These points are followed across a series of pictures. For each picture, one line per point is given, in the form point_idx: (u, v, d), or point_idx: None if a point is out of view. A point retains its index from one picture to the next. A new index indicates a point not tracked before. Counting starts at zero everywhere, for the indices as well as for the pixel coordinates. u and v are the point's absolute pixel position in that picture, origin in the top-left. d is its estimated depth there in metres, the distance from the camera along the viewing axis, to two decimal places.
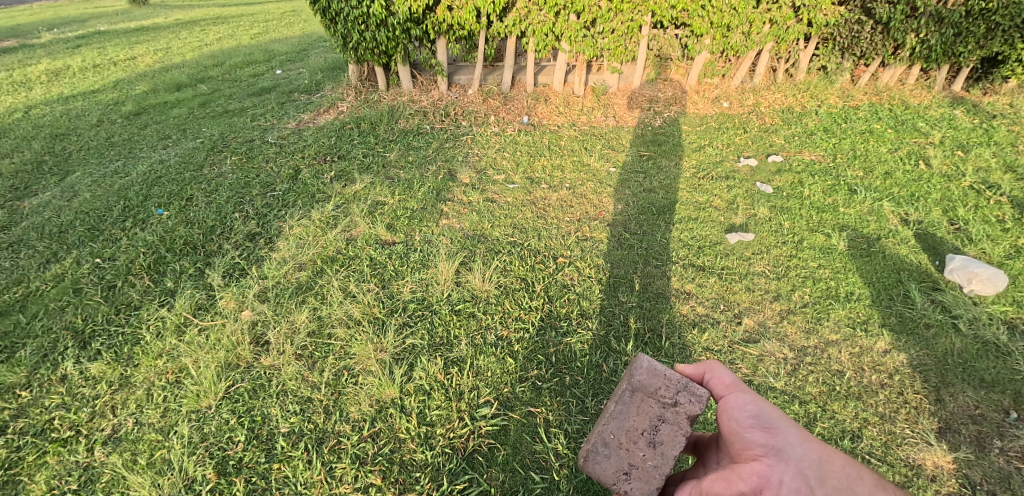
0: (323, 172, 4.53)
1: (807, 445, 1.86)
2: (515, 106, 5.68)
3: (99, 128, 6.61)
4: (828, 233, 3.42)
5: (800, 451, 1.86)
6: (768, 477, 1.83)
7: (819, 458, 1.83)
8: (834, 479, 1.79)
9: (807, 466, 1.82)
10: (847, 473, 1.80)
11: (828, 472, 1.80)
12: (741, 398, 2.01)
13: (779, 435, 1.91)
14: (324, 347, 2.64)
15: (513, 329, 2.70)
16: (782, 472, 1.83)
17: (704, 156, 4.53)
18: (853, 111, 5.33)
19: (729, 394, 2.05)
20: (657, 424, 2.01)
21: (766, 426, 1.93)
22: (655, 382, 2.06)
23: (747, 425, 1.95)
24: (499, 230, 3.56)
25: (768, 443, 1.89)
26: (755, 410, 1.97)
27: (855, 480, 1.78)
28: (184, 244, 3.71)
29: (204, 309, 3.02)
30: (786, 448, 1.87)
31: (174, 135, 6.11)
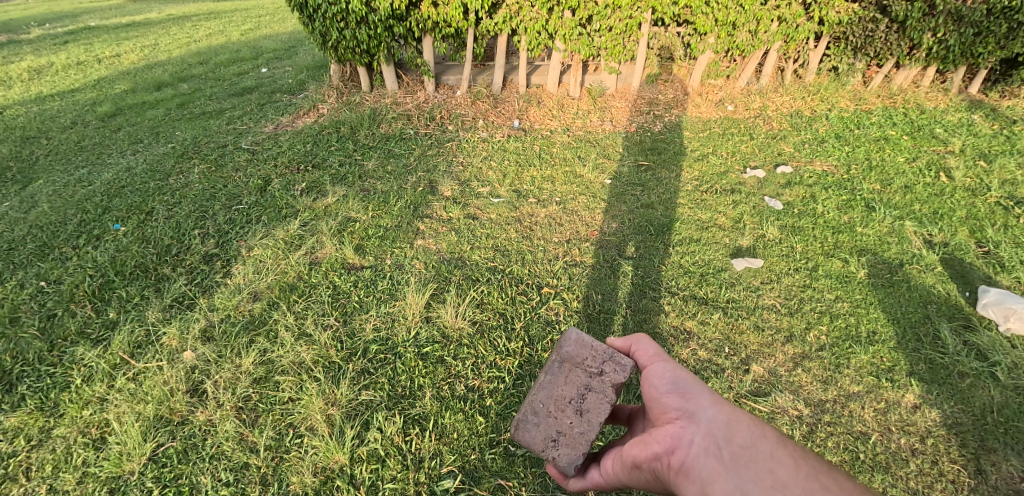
0: (295, 183, 4.16)
1: (721, 408, 1.58)
2: (505, 109, 5.30)
3: (70, 129, 6.22)
4: (845, 258, 3.07)
5: (712, 413, 1.57)
6: (676, 440, 1.56)
7: (733, 420, 1.54)
8: (745, 441, 1.48)
9: (718, 428, 1.53)
10: (762, 437, 1.49)
11: (740, 434, 1.50)
12: (662, 365, 1.79)
13: (693, 400, 1.64)
14: (270, 398, 2.32)
15: (486, 378, 2.38)
16: (690, 433, 1.56)
17: (707, 166, 4.17)
18: (866, 116, 4.95)
19: (650, 362, 1.83)
20: (584, 393, 1.97)
21: (681, 390, 1.68)
22: (582, 353, 2.04)
23: (663, 390, 1.71)
24: (479, 253, 3.22)
25: (682, 407, 1.64)
26: (672, 375, 1.73)
27: (770, 445, 1.47)
28: (135, 267, 3.36)
29: (143, 348, 2.70)
30: (698, 410, 1.60)
31: (145, 137, 5.72)
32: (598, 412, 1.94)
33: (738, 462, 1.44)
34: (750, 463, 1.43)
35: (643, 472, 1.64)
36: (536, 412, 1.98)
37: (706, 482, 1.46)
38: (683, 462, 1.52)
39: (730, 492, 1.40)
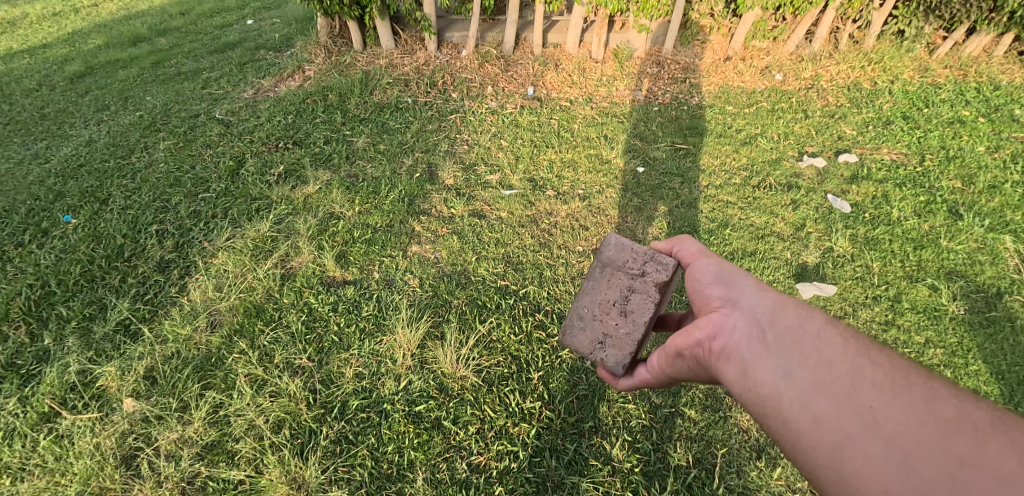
0: (271, 165, 3.52)
1: (767, 294, 1.32)
2: (517, 73, 4.54)
3: (22, 75, 5.44)
4: (933, 284, 2.53)
5: (756, 298, 1.32)
6: (716, 328, 1.33)
7: (779, 302, 1.28)
8: (789, 323, 1.23)
9: (762, 312, 1.28)
10: (810, 316, 1.24)
11: (785, 315, 1.25)
12: (706, 259, 1.56)
13: (736, 289, 1.38)
14: (223, 478, 1.86)
15: (494, 454, 1.88)
16: (728, 317, 1.32)
17: (757, 152, 3.51)
18: (935, 91, 4.14)
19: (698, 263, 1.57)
20: (626, 294, 1.83)
21: (723, 282, 1.43)
22: (624, 256, 1.88)
23: (707, 281, 1.48)
24: (487, 266, 2.65)
25: (726, 297, 1.38)
26: (714, 269, 1.48)
27: (816, 323, 1.22)
28: (80, 275, 2.77)
29: (76, 392, 2.20)
30: (740, 296, 1.36)
31: (103, 87, 4.96)
32: (643, 312, 1.80)
33: (784, 343, 1.20)
34: (792, 341, 1.19)
35: (685, 360, 1.43)
36: (581, 316, 1.88)
37: (746, 364, 1.23)
38: (725, 349, 1.29)
39: (773, 371, 1.18)
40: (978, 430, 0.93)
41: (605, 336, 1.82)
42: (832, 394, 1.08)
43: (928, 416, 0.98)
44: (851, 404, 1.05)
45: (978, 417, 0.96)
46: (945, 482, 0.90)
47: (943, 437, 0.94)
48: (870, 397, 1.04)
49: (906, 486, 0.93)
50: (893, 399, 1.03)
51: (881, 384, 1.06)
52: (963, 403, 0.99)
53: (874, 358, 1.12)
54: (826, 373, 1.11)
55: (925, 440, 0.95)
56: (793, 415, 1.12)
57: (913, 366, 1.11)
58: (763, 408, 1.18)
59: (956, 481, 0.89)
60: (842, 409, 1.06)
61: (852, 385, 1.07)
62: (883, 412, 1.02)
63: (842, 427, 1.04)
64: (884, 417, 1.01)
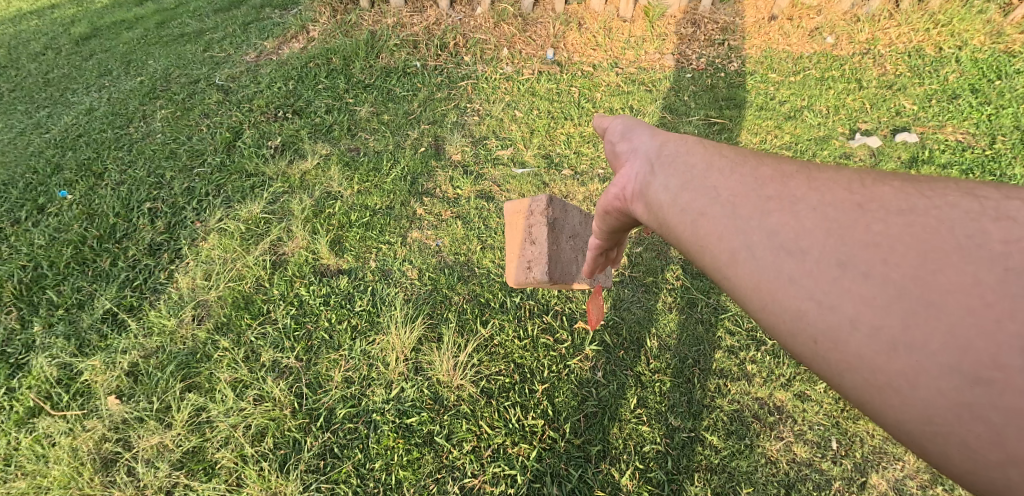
0: (270, 136, 3.33)
1: (638, 125, 1.11)
2: (536, 33, 4.13)
3: (26, 34, 5.24)
4: None
5: (627, 131, 1.12)
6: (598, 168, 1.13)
7: (648, 127, 1.08)
8: (659, 134, 1.02)
9: (631, 141, 1.09)
10: (667, 126, 1.05)
11: (649, 133, 1.05)
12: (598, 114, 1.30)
13: (611, 129, 1.18)
14: (201, 490, 1.84)
15: (489, 477, 1.79)
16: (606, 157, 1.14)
17: (802, 128, 3.14)
18: (1013, 57, 3.55)
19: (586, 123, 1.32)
20: (528, 229, 1.97)
21: (605, 128, 1.22)
22: (515, 209, 2.08)
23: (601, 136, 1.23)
24: (494, 258, 2.47)
25: (622, 145, 1.11)
26: (599, 120, 1.27)
27: (671, 128, 1.03)
28: (71, 257, 2.65)
29: (60, 386, 2.16)
30: (614, 132, 1.16)
31: (105, 48, 4.75)
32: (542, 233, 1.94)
33: (652, 152, 0.98)
34: (650, 149, 1.01)
35: (606, 216, 1.19)
36: (510, 262, 2.06)
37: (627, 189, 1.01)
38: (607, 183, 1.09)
39: (641, 182, 0.96)
40: (792, 166, 0.78)
41: (528, 264, 1.96)
42: (678, 173, 0.89)
43: (750, 165, 0.82)
44: (686, 173, 0.87)
45: (792, 156, 0.82)
46: (764, 214, 0.73)
47: (759, 175, 0.79)
48: (704, 164, 0.86)
49: (737, 232, 0.74)
50: (722, 159, 0.86)
51: (719, 152, 0.88)
52: (785, 152, 0.84)
53: (715, 137, 0.94)
54: (674, 158, 0.92)
55: (749, 185, 0.78)
56: (656, 212, 0.90)
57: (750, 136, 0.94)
58: (644, 224, 0.96)
59: (770, 211, 0.73)
60: (687, 186, 0.85)
61: (696, 163, 0.88)
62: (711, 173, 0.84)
63: (677, 198, 0.86)
64: (717, 178, 0.82)
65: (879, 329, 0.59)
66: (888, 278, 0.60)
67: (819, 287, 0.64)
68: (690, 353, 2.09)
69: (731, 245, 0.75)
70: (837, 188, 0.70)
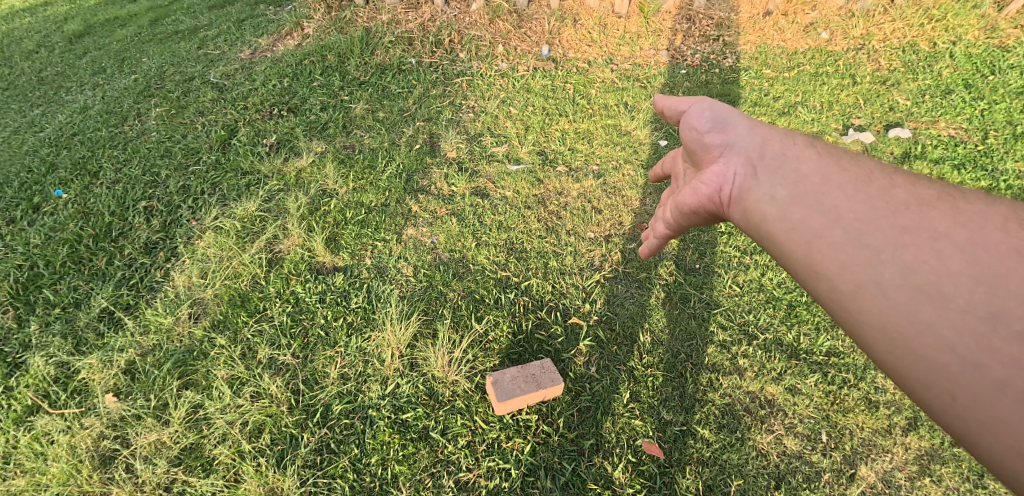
0: (265, 134, 3.34)
1: (757, 131, 1.32)
2: (531, 30, 4.13)
3: (19, 31, 5.22)
4: None
5: (746, 136, 1.32)
6: (715, 174, 1.34)
7: (768, 137, 1.30)
8: (780, 157, 1.24)
9: (753, 146, 1.30)
10: (791, 141, 1.27)
11: (773, 145, 1.27)
12: (699, 105, 1.45)
13: (724, 129, 1.37)
14: (198, 486, 1.86)
15: (484, 471, 1.81)
16: (722, 161, 1.34)
17: (795, 124, 3.16)
18: (1007, 51, 3.56)
19: (689, 108, 1.47)
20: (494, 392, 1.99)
21: (717, 124, 1.38)
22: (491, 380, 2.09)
23: (701, 133, 1.41)
24: (488, 254, 2.49)
25: (713, 136, 1.38)
26: (706, 110, 1.41)
27: (795, 146, 1.25)
28: (67, 256, 2.66)
29: (58, 385, 2.18)
30: (729, 134, 1.36)
31: (99, 46, 4.74)
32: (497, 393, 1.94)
33: (778, 176, 1.21)
34: (780, 168, 1.22)
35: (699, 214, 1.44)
36: None
37: (747, 201, 1.25)
38: (726, 192, 1.31)
39: (763, 201, 1.21)
40: (922, 212, 1.02)
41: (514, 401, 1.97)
42: (809, 206, 1.13)
43: (884, 200, 1.07)
44: (819, 202, 1.12)
45: (920, 201, 1.05)
46: (896, 252, 0.99)
47: (890, 217, 1.03)
48: (835, 201, 1.11)
49: (867, 267, 1.01)
50: (855, 192, 1.11)
51: (850, 189, 1.11)
52: (910, 195, 1.07)
53: (842, 169, 1.17)
54: (803, 188, 1.16)
55: (882, 226, 1.03)
56: (779, 233, 1.16)
57: (875, 166, 1.18)
58: (759, 235, 1.21)
59: (909, 254, 0.97)
60: (819, 218, 1.10)
61: (830, 198, 1.12)
62: (844, 204, 1.09)
63: (813, 227, 1.10)
64: (849, 214, 1.07)
65: (987, 367, 0.85)
66: (1007, 328, 0.85)
67: (947, 327, 0.90)
68: (682, 348, 2.11)
69: (861, 277, 1.01)
70: (960, 242, 0.95)
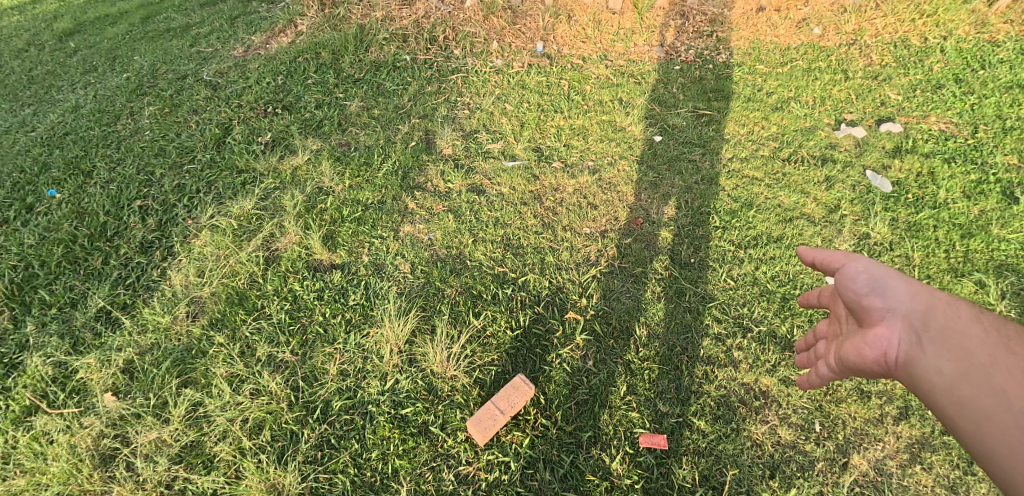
0: (260, 132, 3.34)
1: (919, 299, 1.47)
2: (525, 26, 4.14)
3: (8, 30, 5.17)
4: (980, 280, 2.27)
5: (910, 304, 1.48)
6: (879, 339, 1.50)
7: (931, 305, 1.46)
8: (950, 332, 1.42)
9: (917, 317, 1.46)
10: (952, 310, 1.44)
11: (936, 317, 1.45)
12: (855, 264, 1.57)
13: (884, 293, 1.52)
14: (200, 483, 1.88)
15: (483, 464, 1.84)
16: (884, 326, 1.50)
17: (789, 119, 3.19)
18: (997, 45, 3.58)
19: (842, 265, 1.60)
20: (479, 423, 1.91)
21: (875, 288, 1.53)
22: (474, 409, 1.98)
23: (859, 292, 1.55)
24: (485, 249, 2.51)
25: (873, 299, 1.53)
26: (864, 272, 1.55)
27: (959, 316, 1.43)
28: (62, 256, 2.65)
29: (56, 384, 2.18)
30: (889, 298, 1.50)
31: (90, 45, 4.70)
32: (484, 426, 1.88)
33: (947, 351, 1.40)
34: (944, 340, 1.41)
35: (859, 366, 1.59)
36: None
37: (919, 373, 1.43)
38: (893, 359, 1.48)
39: (935, 374, 1.39)
40: None
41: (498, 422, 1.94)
42: (984, 385, 1.32)
43: None
44: (989, 383, 1.31)
45: None
46: None
47: None
48: (1006, 384, 1.30)
49: None
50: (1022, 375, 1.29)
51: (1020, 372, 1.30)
52: None
53: (1012, 348, 1.35)
54: (975, 368, 1.35)
55: None
56: (952, 408, 1.35)
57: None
58: (931, 402, 1.40)
59: None
60: (996, 398, 1.29)
61: (1006, 381, 1.30)
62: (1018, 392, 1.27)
63: (987, 409, 1.29)
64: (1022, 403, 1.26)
65: None
66: None
67: None
68: (677, 341, 2.14)
69: None
70: None
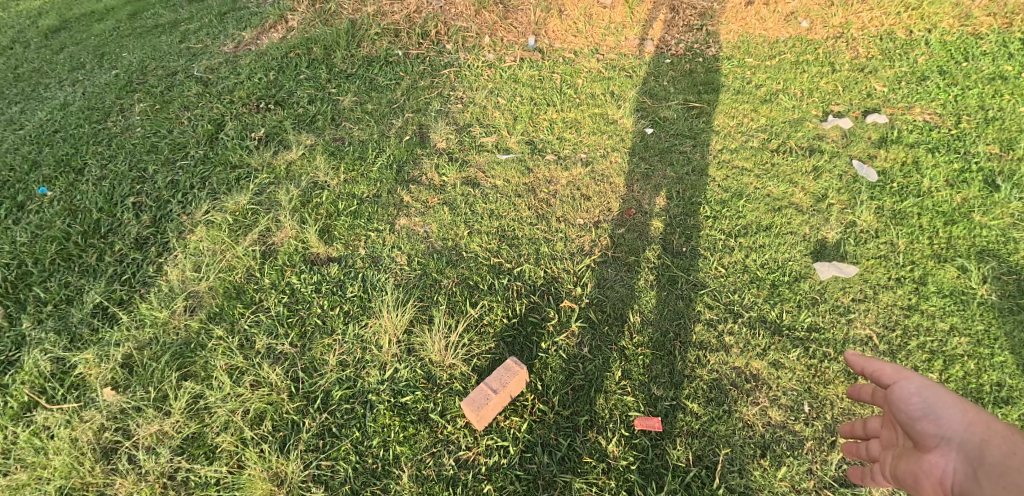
0: (253, 128, 3.34)
1: (976, 429, 1.22)
2: (517, 21, 4.16)
3: None
4: (963, 265, 2.33)
5: (964, 433, 1.22)
6: (932, 470, 1.24)
7: (989, 438, 1.19)
8: (1004, 463, 1.13)
9: (973, 448, 1.19)
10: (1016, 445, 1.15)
11: (996, 450, 1.16)
12: (906, 383, 1.37)
13: (937, 418, 1.28)
14: (203, 473, 1.91)
15: (483, 449, 1.89)
16: (938, 456, 1.24)
17: (777, 111, 3.25)
18: (981, 38, 3.64)
19: (893, 382, 1.39)
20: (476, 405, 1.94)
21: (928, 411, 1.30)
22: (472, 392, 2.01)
23: (910, 415, 1.33)
24: (480, 241, 2.55)
25: (926, 424, 1.29)
26: (915, 392, 1.34)
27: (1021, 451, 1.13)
28: (56, 254, 2.66)
29: (55, 380, 2.19)
30: (942, 424, 1.26)
31: (77, 42, 4.66)
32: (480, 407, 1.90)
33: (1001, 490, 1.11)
34: (998, 475, 1.13)
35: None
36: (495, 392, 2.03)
37: None
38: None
39: None
40: None
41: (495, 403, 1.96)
42: None
43: None
44: None
45: None
46: None
47: None
48: None
49: None
50: None
51: None
52: None
53: None
54: None
55: None
56: None
57: None
58: None
59: None
60: None
61: None
62: None
63: None
64: None
65: None
66: None
67: None
68: (670, 328, 2.19)
69: None
70: None
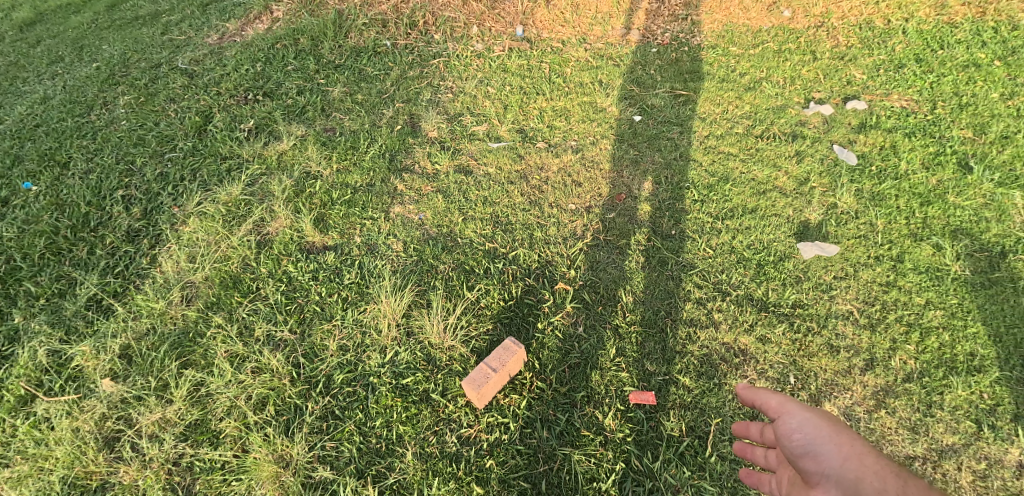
0: (241, 119, 3.34)
1: (851, 467, 1.25)
2: (504, 11, 4.19)
3: None
4: (937, 243, 2.43)
5: (840, 470, 1.26)
6: None
7: (863, 475, 1.22)
8: None
9: (850, 486, 1.23)
10: (886, 483, 1.18)
11: (869, 488, 1.19)
12: (791, 420, 1.41)
13: (818, 455, 1.33)
14: (209, 458, 1.94)
15: (484, 426, 1.95)
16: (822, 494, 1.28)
17: (760, 98, 3.33)
18: (955, 26, 3.76)
19: (778, 417, 1.44)
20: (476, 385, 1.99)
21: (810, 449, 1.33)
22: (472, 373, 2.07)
23: (795, 452, 1.37)
24: (474, 227, 2.59)
25: (810, 462, 1.33)
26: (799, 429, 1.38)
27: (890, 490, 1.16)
28: (45, 248, 2.64)
29: (52, 373, 2.20)
30: (823, 462, 1.30)
31: (55, 35, 4.58)
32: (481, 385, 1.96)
33: None
34: None
35: None
36: None
37: None
38: None
39: None
40: None
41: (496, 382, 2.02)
42: None
43: None
44: None
45: None
46: None
47: None
48: None
49: None
50: None
51: None
52: None
53: None
54: None
55: None
56: None
57: None
58: None
59: None
60: None
61: None
62: None
63: None
64: None
65: None
66: None
67: None
68: (661, 307, 2.27)
69: None
70: None
